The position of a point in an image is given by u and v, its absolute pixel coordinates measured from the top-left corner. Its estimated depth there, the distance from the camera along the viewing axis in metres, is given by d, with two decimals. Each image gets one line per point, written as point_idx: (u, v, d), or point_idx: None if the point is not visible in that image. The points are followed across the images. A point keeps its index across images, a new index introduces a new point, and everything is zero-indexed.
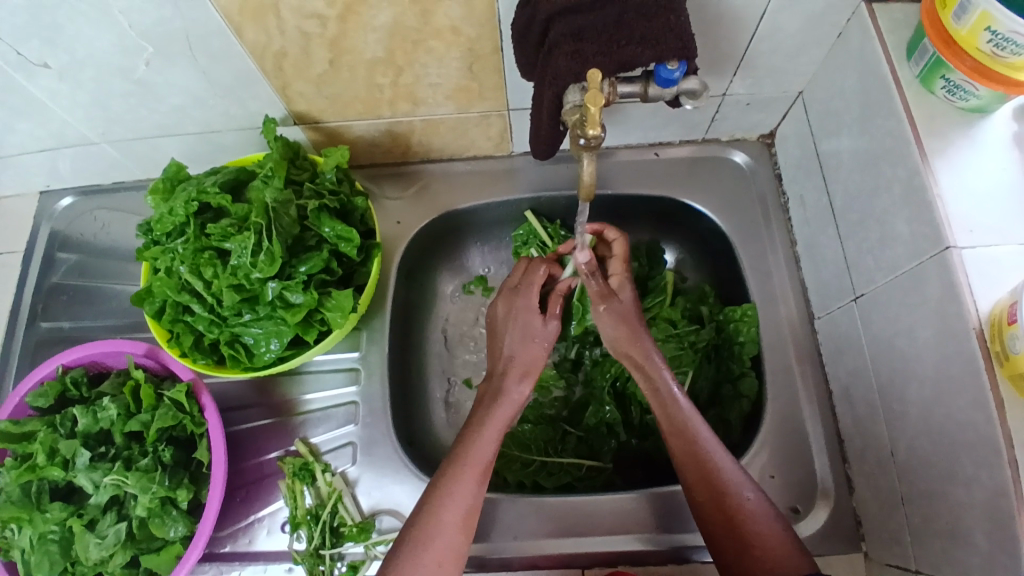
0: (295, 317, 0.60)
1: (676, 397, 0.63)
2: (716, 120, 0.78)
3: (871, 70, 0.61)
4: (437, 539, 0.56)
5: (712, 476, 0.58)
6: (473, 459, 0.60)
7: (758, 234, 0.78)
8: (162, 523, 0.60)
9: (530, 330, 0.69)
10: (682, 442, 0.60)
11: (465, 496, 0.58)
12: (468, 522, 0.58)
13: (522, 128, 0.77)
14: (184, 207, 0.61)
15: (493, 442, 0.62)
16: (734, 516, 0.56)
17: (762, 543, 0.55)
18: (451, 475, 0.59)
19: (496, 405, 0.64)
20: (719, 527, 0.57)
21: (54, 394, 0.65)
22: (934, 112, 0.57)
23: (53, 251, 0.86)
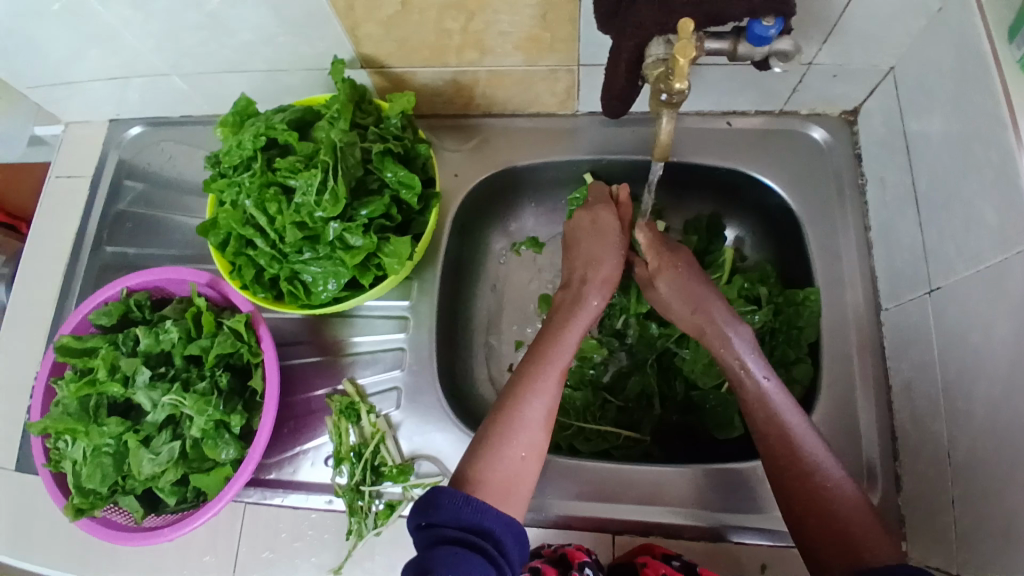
0: (354, 260, 0.60)
1: (754, 380, 0.60)
2: (798, 90, 0.73)
3: (968, 45, 0.56)
4: (520, 432, 0.57)
5: (793, 454, 0.56)
6: (556, 359, 0.61)
7: (830, 215, 0.75)
8: (214, 445, 0.62)
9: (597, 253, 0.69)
10: (765, 426, 0.58)
11: (549, 395, 0.59)
12: (550, 419, 0.59)
13: (590, 86, 0.74)
14: (252, 141, 0.62)
15: (574, 343, 0.63)
16: (816, 497, 0.54)
17: (853, 525, 0.52)
18: (535, 373, 0.60)
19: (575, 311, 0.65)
20: (800, 505, 0.54)
21: (117, 315, 0.67)
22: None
23: (119, 179, 0.88)
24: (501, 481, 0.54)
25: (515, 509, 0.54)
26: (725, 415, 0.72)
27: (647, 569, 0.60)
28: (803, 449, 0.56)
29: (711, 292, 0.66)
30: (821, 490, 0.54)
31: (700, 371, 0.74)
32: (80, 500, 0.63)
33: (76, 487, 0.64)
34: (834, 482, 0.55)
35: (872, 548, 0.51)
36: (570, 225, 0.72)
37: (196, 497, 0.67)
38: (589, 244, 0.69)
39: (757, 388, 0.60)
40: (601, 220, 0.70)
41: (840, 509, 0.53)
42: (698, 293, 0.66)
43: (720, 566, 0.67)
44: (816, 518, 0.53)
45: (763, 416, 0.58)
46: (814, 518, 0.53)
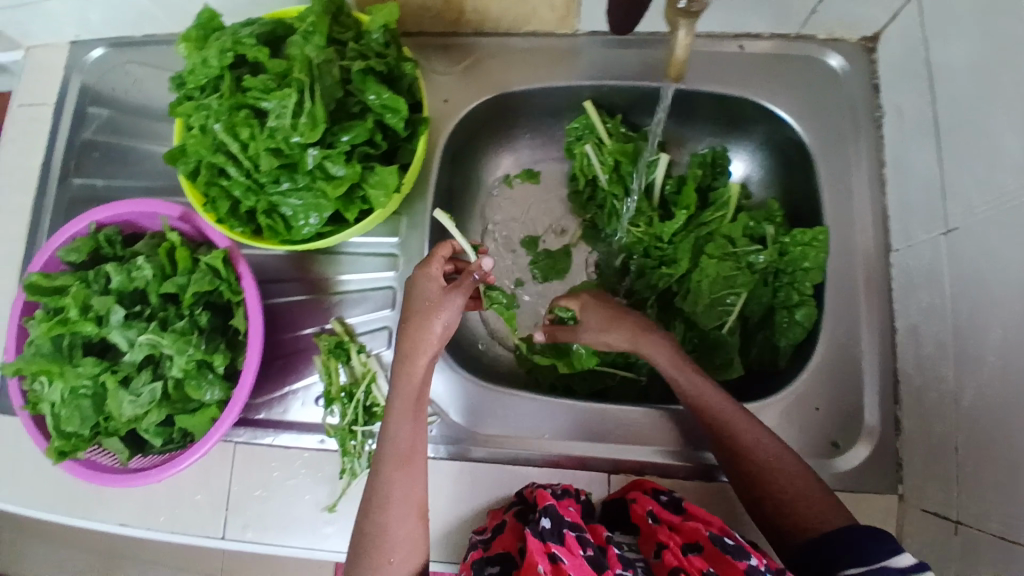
0: (336, 191, 0.56)
1: (685, 375, 0.60)
2: (817, 11, 0.67)
3: None
4: (393, 488, 0.54)
5: (731, 441, 0.57)
6: (393, 451, 0.55)
7: (844, 148, 0.70)
8: (197, 385, 0.60)
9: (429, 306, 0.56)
10: (705, 418, 0.58)
11: (400, 488, 0.55)
12: (417, 506, 0.55)
13: (592, 2, 0.67)
14: (219, 58, 0.56)
15: (425, 372, 0.56)
16: (760, 478, 0.55)
17: (794, 504, 0.53)
18: (377, 480, 0.55)
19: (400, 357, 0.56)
20: (750, 493, 0.55)
21: (87, 252, 0.63)
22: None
23: (83, 105, 0.81)
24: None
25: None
26: (725, 356, 0.70)
27: (636, 507, 0.60)
28: (745, 439, 0.56)
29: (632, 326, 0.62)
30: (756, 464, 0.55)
31: (702, 311, 0.70)
32: (60, 444, 0.60)
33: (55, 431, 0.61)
34: (773, 457, 0.55)
35: (816, 518, 0.51)
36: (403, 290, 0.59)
37: (184, 437, 0.65)
38: (407, 317, 0.57)
39: (693, 385, 0.59)
40: (416, 299, 0.57)
41: (784, 484, 0.54)
42: (626, 322, 0.62)
43: (714, 506, 0.67)
44: (767, 501, 0.54)
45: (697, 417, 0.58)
46: (765, 496, 0.54)
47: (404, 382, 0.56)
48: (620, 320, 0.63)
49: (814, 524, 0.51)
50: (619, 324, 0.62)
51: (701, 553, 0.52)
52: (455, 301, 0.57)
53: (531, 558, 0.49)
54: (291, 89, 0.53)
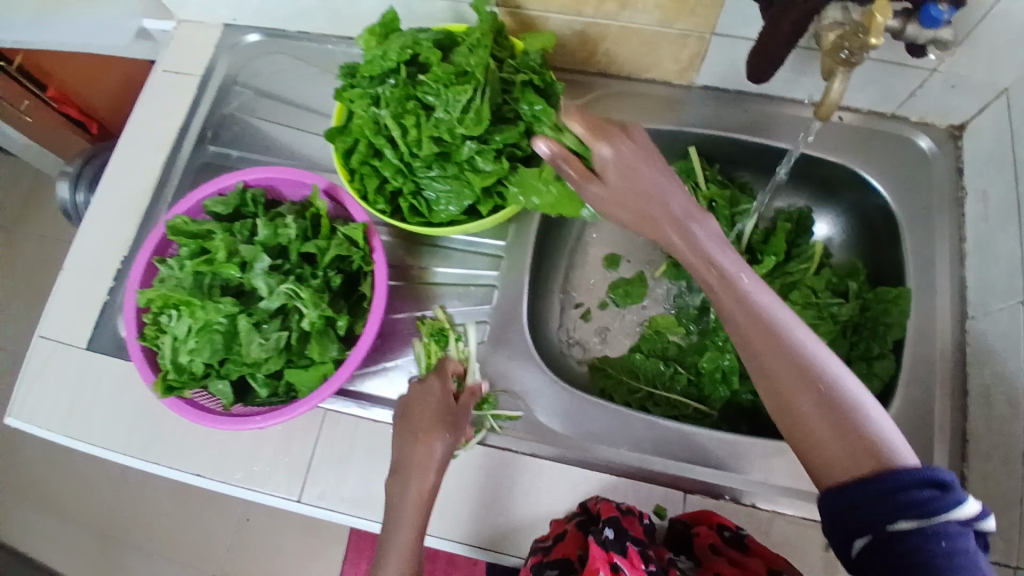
0: (483, 183, 0.62)
1: (745, 300, 0.52)
2: (915, 95, 0.75)
3: None
4: (403, 517, 0.59)
5: (765, 361, 0.49)
6: (418, 483, 0.60)
7: (928, 220, 0.76)
8: (322, 341, 0.64)
9: (422, 428, 0.63)
10: (750, 338, 0.50)
11: (415, 492, 0.60)
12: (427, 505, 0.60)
13: (715, 59, 0.75)
14: (398, 54, 0.63)
15: (439, 438, 0.62)
16: (792, 407, 0.47)
17: (834, 436, 0.45)
18: (399, 491, 0.60)
19: (404, 446, 0.62)
20: (796, 431, 0.47)
21: (233, 206, 0.69)
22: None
23: (228, 83, 0.90)
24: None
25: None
26: None
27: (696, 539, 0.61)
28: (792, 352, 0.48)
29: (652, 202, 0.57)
30: (769, 364, 0.49)
31: None
32: (174, 377, 0.65)
33: (172, 363, 0.64)
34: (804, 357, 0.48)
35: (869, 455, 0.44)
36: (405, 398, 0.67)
37: (286, 393, 0.69)
38: (415, 425, 0.63)
39: (753, 307, 0.51)
40: (430, 395, 0.66)
41: (815, 419, 0.46)
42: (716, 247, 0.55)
43: None
44: (811, 438, 0.46)
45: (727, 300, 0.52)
46: (803, 433, 0.46)
47: (410, 444, 0.62)
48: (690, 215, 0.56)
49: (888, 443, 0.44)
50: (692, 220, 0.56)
51: None
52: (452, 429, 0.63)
53: (594, 564, 0.52)
54: (465, 88, 0.60)
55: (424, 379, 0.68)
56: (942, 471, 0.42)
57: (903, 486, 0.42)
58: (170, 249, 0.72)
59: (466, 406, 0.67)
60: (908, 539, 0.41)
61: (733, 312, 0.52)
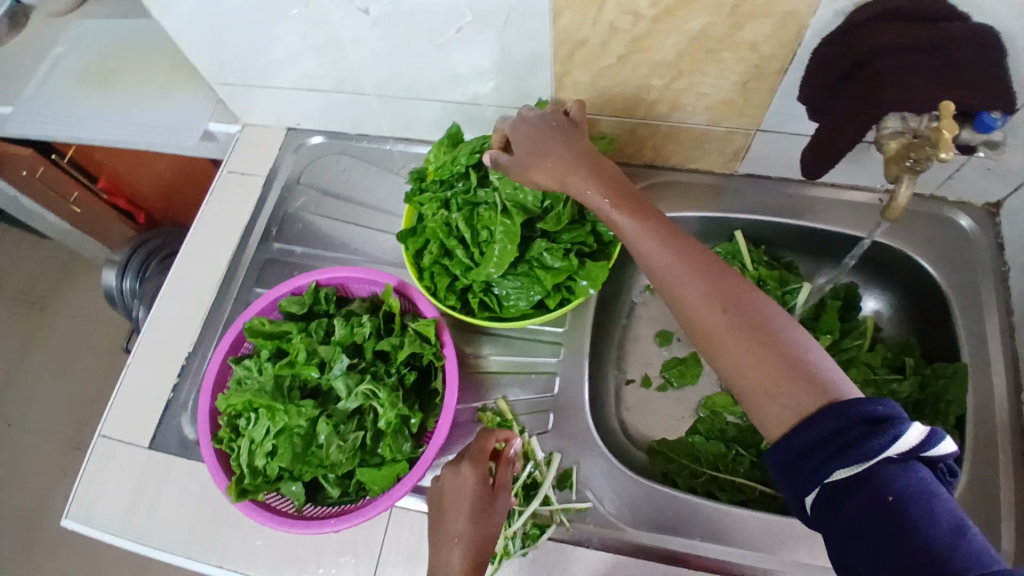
0: (554, 279, 0.64)
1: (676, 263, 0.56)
2: (951, 178, 0.79)
3: None
4: None
5: (725, 341, 0.52)
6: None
7: (977, 296, 0.77)
8: (396, 440, 0.64)
9: (479, 514, 0.59)
10: (699, 326, 0.54)
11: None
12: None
13: (759, 151, 0.79)
14: (468, 160, 0.68)
15: (491, 526, 0.60)
16: (766, 388, 0.49)
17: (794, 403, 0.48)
18: None
19: (450, 539, 0.59)
20: (775, 413, 0.49)
21: (307, 304, 0.72)
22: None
23: (292, 182, 0.95)
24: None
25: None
26: None
27: None
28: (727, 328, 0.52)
29: (658, 220, 0.58)
30: (716, 338, 0.52)
31: None
32: (249, 480, 0.65)
33: (250, 465, 0.65)
34: (722, 322, 0.52)
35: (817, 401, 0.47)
36: (437, 483, 0.63)
37: (357, 492, 0.69)
38: (461, 519, 0.59)
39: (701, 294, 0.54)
40: (462, 482, 0.62)
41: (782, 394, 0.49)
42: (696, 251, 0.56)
43: None
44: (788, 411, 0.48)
45: (681, 291, 0.55)
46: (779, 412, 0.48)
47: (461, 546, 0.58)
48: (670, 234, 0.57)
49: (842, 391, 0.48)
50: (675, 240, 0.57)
51: None
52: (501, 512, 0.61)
53: None
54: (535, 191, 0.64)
55: (461, 460, 0.63)
56: (883, 404, 0.44)
57: (847, 424, 0.45)
58: (243, 347, 0.74)
59: (503, 491, 0.62)
60: (860, 493, 0.44)
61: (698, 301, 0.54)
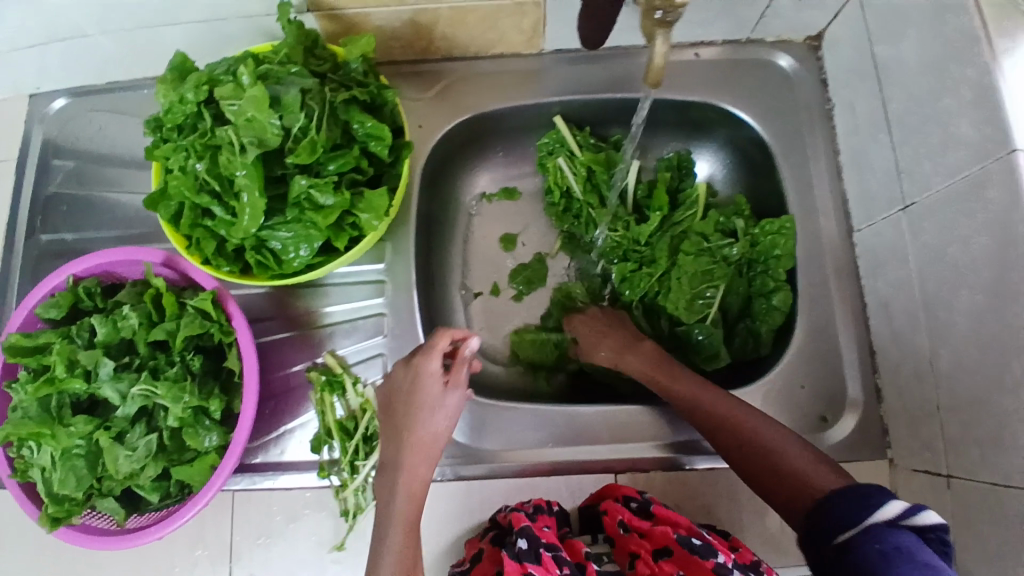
0: (327, 221, 0.56)
1: (668, 383, 0.65)
2: (765, 18, 0.71)
3: None
4: (387, 537, 0.55)
5: (729, 431, 0.60)
6: (405, 484, 0.57)
7: (799, 143, 0.74)
8: (195, 433, 0.58)
9: (431, 400, 0.60)
10: (709, 424, 0.61)
11: (404, 491, 0.57)
12: (415, 500, 0.57)
13: (559, 22, 0.70)
14: (195, 94, 0.55)
15: (441, 424, 0.60)
16: (761, 452, 0.57)
17: (788, 467, 0.55)
18: (387, 500, 0.57)
19: (401, 432, 0.59)
20: (755, 470, 0.57)
21: (67, 306, 0.61)
22: (1010, 8, 0.54)
23: (47, 158, 0.79)
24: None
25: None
26: (712, 346, 0.72)
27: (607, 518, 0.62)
28: (728, 422, 0.60)
29: (623, 333, 0.70)
30: (760, 436, 0.58)
31: (683, 308, 0.73)
32: (55, 508, 0.58)
33: (49, 496, 0.58)
34: (764, 422, 0.59)
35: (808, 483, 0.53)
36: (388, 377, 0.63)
37: (182, 491, 0.62)
38: (408, 414, 0.60)
39: (681, 394, 0.64)
40: (416, 383, 0.60)
41: (781, 449, 0.57)
42: (628, 338, 0.70)
43: (725, 493, 0.68)
44: (768, 472, 0.56)
45: (702, 409, 0.62)
46: (761, 462, 0.57)
47: (408, 443, 0.59)
48: (648, 351, 0.68)
49: (812, 481, 0.53)
50: (661, 359, 0.67)
51: (671, 555, 0.56)
52: (459, 400, 0.61)
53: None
54: (276, 121, 0.53)
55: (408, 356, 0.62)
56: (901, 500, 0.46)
57: (840, 513, 0.48)
58: (18, 372, 0.61)
59: (456, 388, 0.61)
60: (855, 543, 0.45)
61: (689, 403, 0.63)
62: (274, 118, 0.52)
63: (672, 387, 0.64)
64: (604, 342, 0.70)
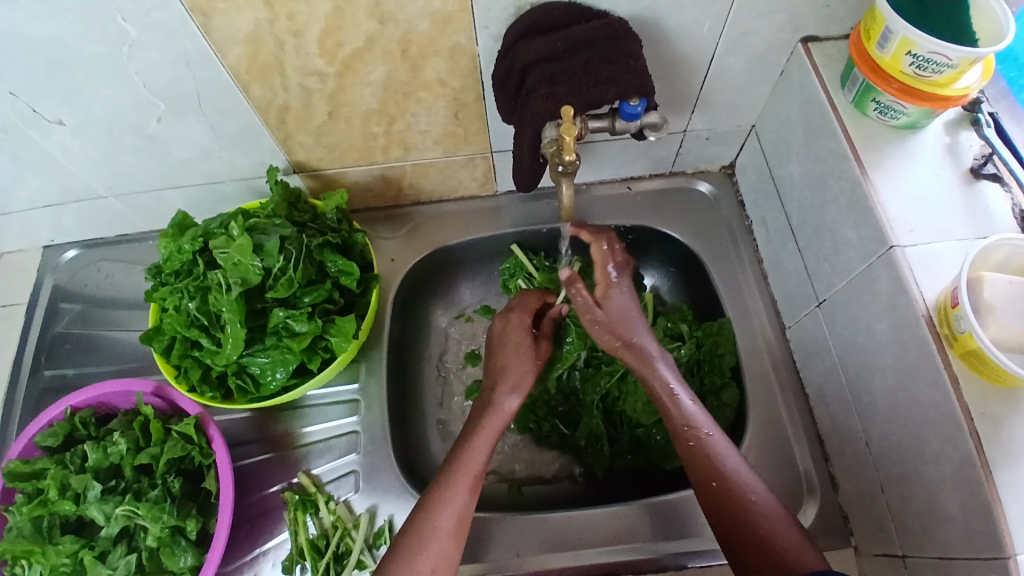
0: (301, 345, 0.63)
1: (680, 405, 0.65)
2: (681, 154, 0.84)
3: (811, 101, 0.67)
4: (429, 545, 0.58)
5: (718, 479, 0.60)
6: (453, 513, 0.60)
7: (727, 256, 0.84)
8: (171, 553, 0.60)
9: (520, 345, 0.73)
10: (696, 462, 0.62)
11: (456, 505, 0.60)
12: (459, 531, 0.60)
13: (505, 169, 0.83)
14: (191, 245, 0.65)
15: (487, 450, 0.65)
16: (742, 518, 0.58)
17: (770, 541, 0.56)
18: (442, 496, 0.61)
19: (487, 416, 0.67)
20: (737, 540, 0.58)
21: (63, 434, 0.66)
22: (869, 131, 0.63)
23: (56, 302, 0.88)
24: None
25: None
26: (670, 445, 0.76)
27: None
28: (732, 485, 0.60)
29: (647, 342, 0.68)
30: (757, 512, 0.58)
31: (641, 409, 0.78)
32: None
33: None
34: (773, 505, 0.59)
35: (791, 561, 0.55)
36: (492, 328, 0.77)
37: None
38: (506, 357, 0.72)
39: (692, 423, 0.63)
40: (510, 328, 0.75)
41: (763, 521, 0.57)
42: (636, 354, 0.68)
43: None
44: (748, 542, 0.57)
45: (700, 469, 0.61)
46: (745, 539, 0.57)
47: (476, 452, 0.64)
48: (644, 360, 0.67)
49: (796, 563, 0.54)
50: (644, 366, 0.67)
51: None
52: (543, 351, 0.76)
53: None
54: (257, 263, 0.62)
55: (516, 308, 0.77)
56: None
57: None
58: (14, 497, 0.63)
59: (543, 338, 0.75)
60: None
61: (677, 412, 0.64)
62: (255, 260, 0.62)
63: (670, 411, 0.65)
64: (598, 307, 0.70)
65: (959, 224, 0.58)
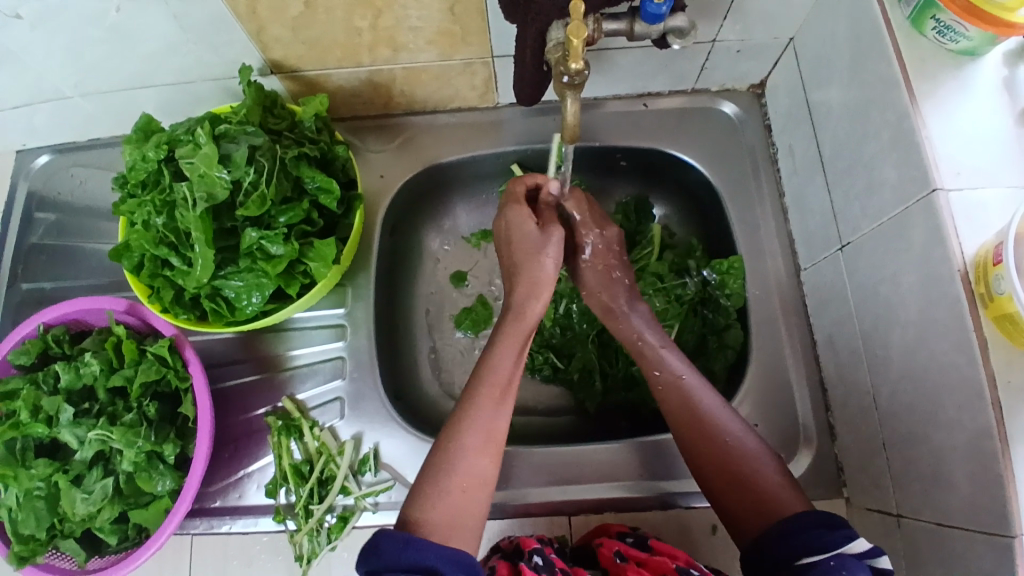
0: (276, 269, 0.59)
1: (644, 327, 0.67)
2: (706, 69, 0.75)
3: (864, 10, 0.57)
4: (458, 467, 0.54)
5: (702, 421, 0.58)
6: (485, 432, 0.56)
7: (746, 187, 0.77)
8: (149, 477, 0.59)
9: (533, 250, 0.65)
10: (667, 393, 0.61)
11: (485, 419, 0.57)
12: (491, 444, 0.56)
13: (507, 78, 0.74)
14: (156, 152, 0.59)
15: (512, 358, 0.60)
16: (725, 462, 0.56)
17: (754, 482, 0.55)
18: (470, 413, 0.57)
19: (512, 323, 0.62)
20: (720, 484, 0.56)
21: (36, 352, 0.63)
22: (922, 57, 0.54)
23: (31, 211, 0.83)
24: (443, 518, 0.52)
25: (465, 546, 0.52)
26: None
27: (602, 549, 0.58)
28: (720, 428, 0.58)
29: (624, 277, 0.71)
30: (740, 456, 0.56)
31: None
32: (20, 547, 0.58)
33: (14, 536, 0.59)
34: (752, 445, 0.57)
35: (776, 502, 0.53)
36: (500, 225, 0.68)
37: (140, 533, 0.63)
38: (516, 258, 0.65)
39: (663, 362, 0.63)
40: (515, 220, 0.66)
41: (746, 464, 0.56)
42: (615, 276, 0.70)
43: (676, 533, 0.68)
44: (733, 486, 0.55)
45: (678, 402, 0.60)
46: (729, 484, 0.56)
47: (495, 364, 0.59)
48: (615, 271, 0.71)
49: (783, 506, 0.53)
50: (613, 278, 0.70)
51: None
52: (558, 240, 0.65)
53: None
54: (224, 174, 0.56)
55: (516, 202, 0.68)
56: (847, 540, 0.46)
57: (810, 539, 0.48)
58: None
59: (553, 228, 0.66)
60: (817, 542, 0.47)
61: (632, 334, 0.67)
62: (222, 172, 0.56)
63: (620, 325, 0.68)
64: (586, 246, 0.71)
65: (1014, 169, 0.51)
